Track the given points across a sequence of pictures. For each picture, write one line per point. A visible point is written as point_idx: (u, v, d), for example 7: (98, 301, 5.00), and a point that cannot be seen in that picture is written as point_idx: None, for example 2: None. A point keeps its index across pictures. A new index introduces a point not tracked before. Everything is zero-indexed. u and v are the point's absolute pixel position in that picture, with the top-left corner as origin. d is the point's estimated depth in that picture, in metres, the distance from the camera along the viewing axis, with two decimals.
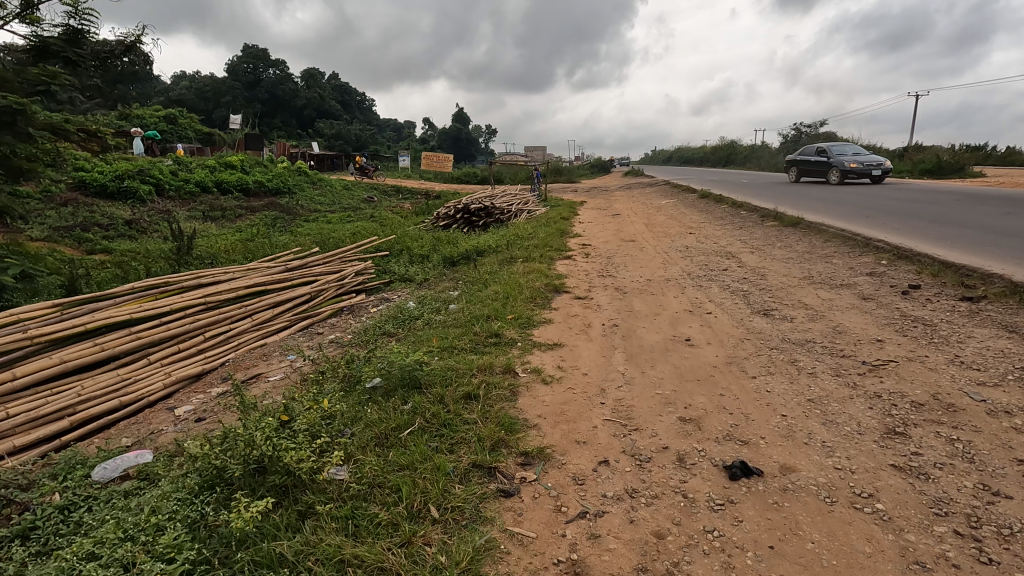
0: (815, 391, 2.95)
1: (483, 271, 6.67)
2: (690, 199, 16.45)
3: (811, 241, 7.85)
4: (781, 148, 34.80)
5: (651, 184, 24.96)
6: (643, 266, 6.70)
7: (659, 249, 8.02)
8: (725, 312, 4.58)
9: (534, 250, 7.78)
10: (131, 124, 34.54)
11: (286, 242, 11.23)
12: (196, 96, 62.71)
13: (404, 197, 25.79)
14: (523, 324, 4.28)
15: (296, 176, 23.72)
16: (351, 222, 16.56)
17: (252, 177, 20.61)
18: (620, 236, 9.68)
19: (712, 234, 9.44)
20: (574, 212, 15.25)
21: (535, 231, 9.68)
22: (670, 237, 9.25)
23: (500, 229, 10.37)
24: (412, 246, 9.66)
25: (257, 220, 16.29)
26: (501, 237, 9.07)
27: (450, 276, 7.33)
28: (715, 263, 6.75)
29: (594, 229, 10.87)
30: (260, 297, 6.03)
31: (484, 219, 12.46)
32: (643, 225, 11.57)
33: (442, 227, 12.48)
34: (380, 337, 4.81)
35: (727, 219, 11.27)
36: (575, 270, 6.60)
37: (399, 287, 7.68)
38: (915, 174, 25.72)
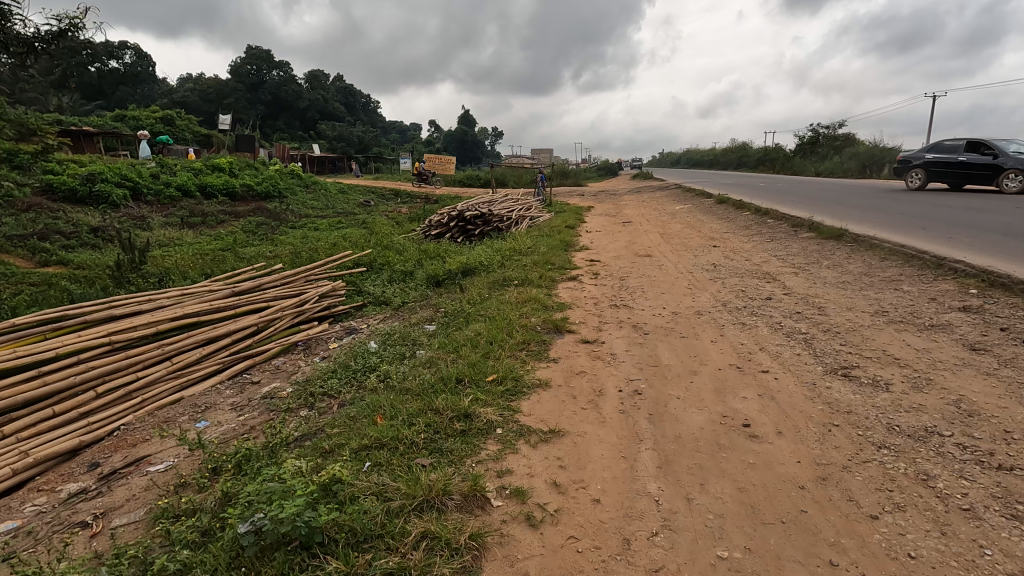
0: (998, 565, 1.70)
1: (469, 298, 5.45)
2: (706, 205, 15.20)
3: (863, 257, 6.58)
4: (797, 150, 33.34)
5: (662, 188, 23.61)
6: (666, 293, 5.46)
7: (680, 267, 6.79)
8: (789, 372, 3.33)
9: (533, 269, 6.58)
10: (126, 126, 33.66)
11: (259, 254, 10.09)
12: (199, 97, 62.10)
13: (402, 201, 24.62)
14: (506, 393, 3.05)
15: (289, 179, 22.63)
16: (341, 229, 15.47)
17: (241, 180, 19.56)
18: (633, 249, 8.42)
19: (741, 247, 8.16)
20: (580, 219, 14.05)
21: (535, 244, 8.44)
22: (691, 251, 8.00)
23: (497, 241, 9.14)
24: (395, 261, 8.46)
25: (240, 226, 15.20)
26: (496, 251, 7.85)
27: (431, 302, 6.11)
28: (754, 288, 5.49)
29: (603, 241, 9.62)
30: (186, 332, 4.80)
31: (480, 229, 11.25)
32: (657, 235, 10.31)
33: (434, 236, 11.36)
34: (318, 401, 3.58)
35: (752, 229, 10.01)
36: (582, 298, 5.37)
37: (371, 313, 6.45)
38: None
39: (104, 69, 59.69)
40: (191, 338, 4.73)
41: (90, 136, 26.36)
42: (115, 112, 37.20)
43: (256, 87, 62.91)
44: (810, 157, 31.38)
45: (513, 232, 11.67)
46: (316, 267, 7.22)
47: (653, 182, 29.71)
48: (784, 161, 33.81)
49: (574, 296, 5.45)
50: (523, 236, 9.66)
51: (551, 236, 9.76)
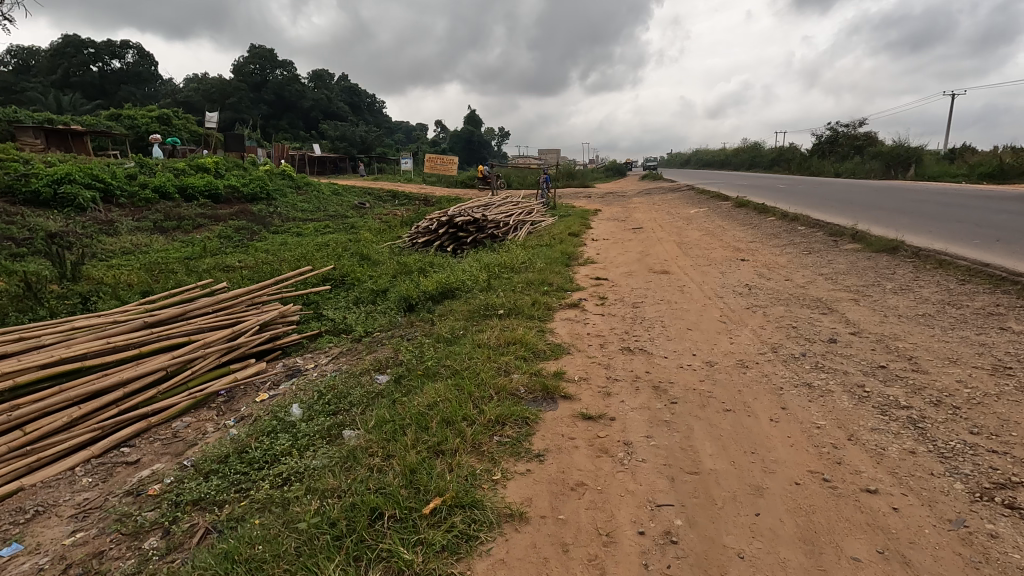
0: None
1: (438, 336, 4.24)
2: (723, 210, 13.93)
3: (934, 277, 5.33)
4: (814, 149, 31.82)
5: (673, 189, 22.25)
6: (693, 329, 4.21)
7: (706, 289, 5.53)
8: (910, 493, 2.08)
9: (525, 292, 5.38)
10: (121, 125, 32.78)
11: (222, 266, 8.94)
12: (201, 97, 61.34)
13: (399, 203, 23.46)
14: (449, 545, 1.84)
15: (280, 180, 21.51)
16: (327, 234, 14.33)
17: (226, 181, 18.48)
18: (646, 263, 7.18)
19: (774, 262, 6.89)
20: (586, 224, 12.82)
21: (532, 257, 7.19)
22: (716, 267, 6.74)
23: (489, 252, 7.91)
24: (368, 278, 7.25)
25: (218, 231, 14.10)
26: (485, 266, 6.62)
27: (396, 336, 4.90)
28: (808, 324, 4.23)
29: (611, 252, 8.35)
30: (58, 386, 3.58)
31: (472, 236, 10.03)
32: (673, 245, 9.03)
33: (421, 244, 10.16)
34: (179, 521, 2.37)
35: (781, 238, 8.76)
36: (584, 337, 4.13)
37: (324, 346, 5.24)
38: (972, 179, 23.11)
39: (106, 69, 59.05)
40: (62, 394, 3.50)
41: (77, 136, 25.35)
42: (111, 111, 36.34)
43: (259, 87, 62.10)
44: (829, 157, 29.88)
45: (510, 240, 10.44)
46: (267, 287, 5.99)
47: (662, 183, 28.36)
48: (800, 161, 32.31)
49: (576, 334, 4.22)
50: (520, 246, 8.42)
51: (551, 246, 8.53)
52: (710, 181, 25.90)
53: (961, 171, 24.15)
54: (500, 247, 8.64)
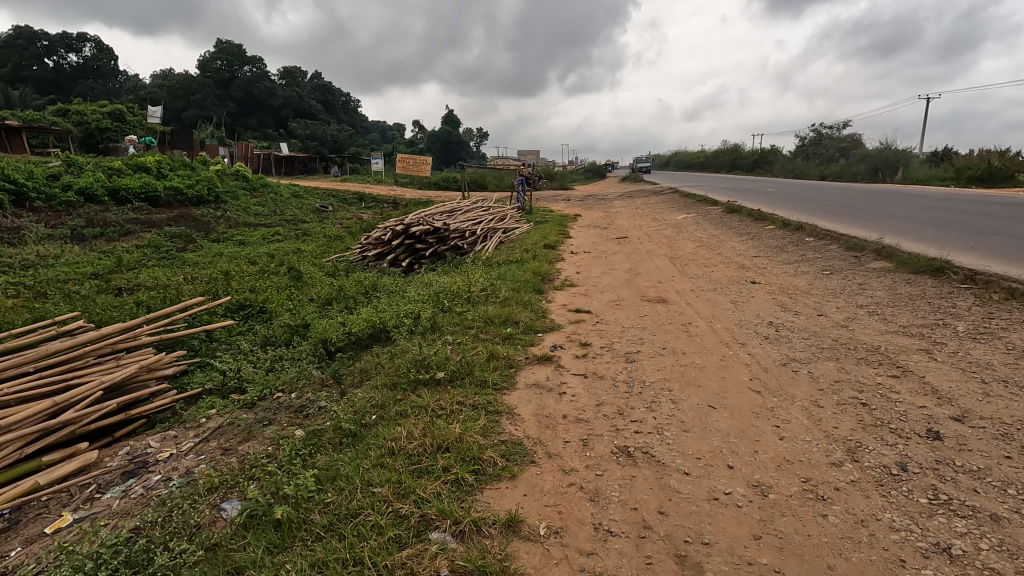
0: None
1: (337, 425, 2.80)
2: (712, 216, 12.78)
3: (1014, 313, 4.12)
4: (797, 152, 30.99)
5: (655, 193, 21.15)
6: (717, 408, 2.86)
7: (720, 330, 4.21)
8: None
9: (481, 338, 4.02)
10: (68, 120, 30.50)
11: (124, 287, 7.40)
12: (165, 93, 58.74)
13: (365, 207, 21.87)
14: None
15: (232, 181, 19.73)
16: (275, 242, 12.81)
17: (168, 182, 16.74)
18: (635, 288, 5.84)
19: (792, 288, 5.62)
20: (563, 233, 11.54)
21: (496, 280, 5.79)
22: (722, 294, 5.44)
23: (445, 273, 6.47)
24: (289, 309, 5.76)
25: (148, 238, 12.45)
26: (434, 292, 5.18)
27: (292, 409, 3.45)
28: (882, 398, 2.92)
29: (592, 271, 7.01)
30: None
31: (430, 249, 8.63)
32: (665, 260, 7.74)
33: (374, 258, 8.75)
34: None
35: (788, 253, 7.58)
36: (558, 426, 2.74)
37: (196, 421, 3.75)
38: (959, 182, 22.51)
39: (61, 62, 55.86)
40: None
41: (10, 132, 23.14)
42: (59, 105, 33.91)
43: (226, 83, 59.73)
44: (812, 160, 29.02)
45: (477, 252, 9.01)
46: (138, 327, 4.47)
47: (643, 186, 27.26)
48: (782, 164, 31.47)
49: (545, 418, 2.83)
50: (484, 265, 7.00)
51: (521, 263, 7.15)
52: (693, 184, 24.84)
53: (948, 175, 23.46)
54: (462, 265, 7.23)
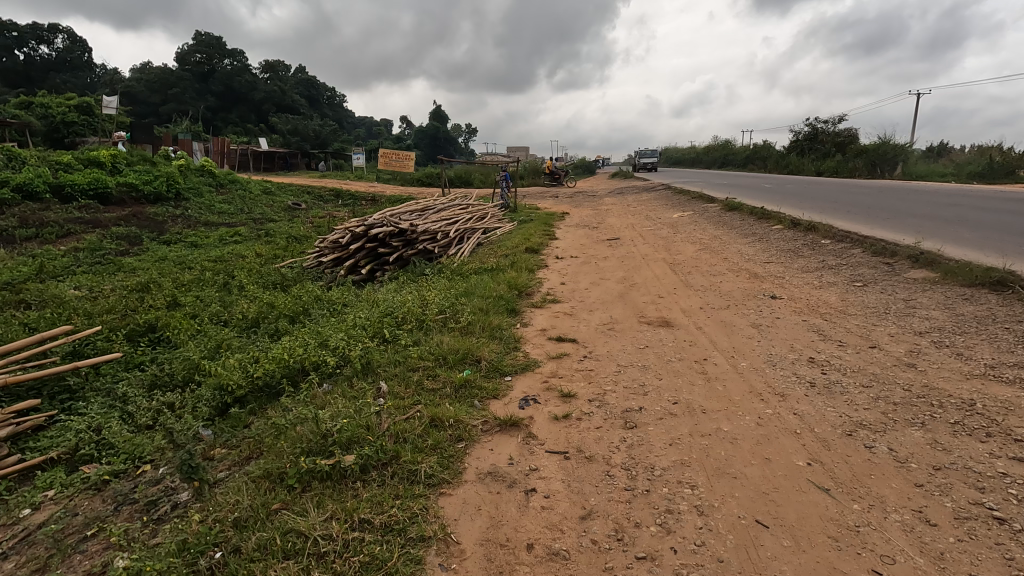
0: None
1: (156, 572, 1.69)
2: (710, 214, 11.81)
3: None
4: (791, 147, 30.08)
5: (646, 190, 20.21)
6: (772, 530, 1.81)
7: (747, 373, 3.16)
8: None
9: (425, 389, 2.95)
10: (30, 113, 28.92)
11: (25, 301, 6.23)
12: (141, 87, 56.88)
13: (341, 205, 20.66)
14: None
15: (196, 177, 18.39)
16: (232, 243, 11.66)
17: (123, 178, 15.46)
18: (631, 306, 4.79)
19: (822, 305, 4.60)
20: (549, 233, 10.50)
21: (461, 297, 4.71)
22: (739, 314, 4.40)
23: (402, 288, 5.38)
24: (204, 335, 4.61)
25: (89, 239, 11.22)
26: (377, 316, 4.09)
27: (139, 507, 2.34)
28: (1020, 505, 1.89)
29: (580, 281, 5.93)
30: None
31: (393, 255, 7.54)
32: (663, 266, 6.72)
33: (330, 264, 7.64)
34: None
35: (805, 258, 6.59)
36: (521, 572, 1.68)
37: (14, 515, 2.58)
38: (960, 177, 21.72)
39: (32, 54, 53.78)
40: None
41: None
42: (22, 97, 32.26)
43: (205, 77, 57.98)
44: (808, 156, 28.11)
45: (449, 258, 7.94)
46: None
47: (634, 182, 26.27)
48: (776, 160, 30.60)
49: (502, 551, 1.78)
50: (450, 276, 5.91)
51: (497, 272, 6.09)
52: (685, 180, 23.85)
53: (948, 171, 22.70)
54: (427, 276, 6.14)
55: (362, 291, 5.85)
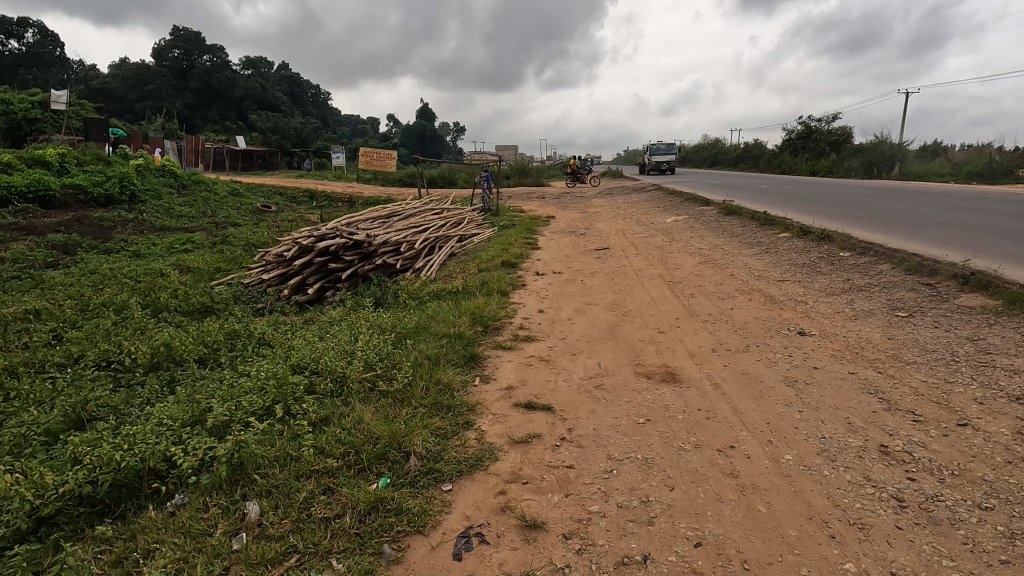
0: None
1: None
2: (706, 219, 10.89)
3: None
4: (784, 146, 29.33)
5: (637, 190, 19.31)
6: None
7: (797, 478, 2.16)
8: None
9: (312, 522, 1.91)
10: None
11: None
12: (117, 83, 55.24)
13: (316, 207, 19.53)
14: None
15: (156, 177, 17.11)
16: (182, 251, 10.56)
17: (70, 178, 14.28)
18: (625, 347, 3.78)
19: (867, 345, 3.63)
20: (531, 240, 9.51)
21: (405, 341, 3.63)
22: (764, 362, 3.41)
23: (338, 326, 4.27)
24: (65, 389, 3.48)
25: (17, 247, 10.07)
26: (284, 374, 3.01)
27: None
28: None
29: (563, 308, 4.90)
30: None
31: (346, 272, 6.46)
32: (660, 284, 5.75)
33: (275, 281, 6.56)
34: None
35: (825, 276, 5.63)
36: None
37: None
38: (958, 178, 20.97)
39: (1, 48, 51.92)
40: None
41: None
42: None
43: (183, 73, 56.32)
44: (801, 155, 27.33)
45: (412, 274, 6.91)
46: None
47: (624, 182, 25.37)
48: (769, 159, 29.81)
49: None
50: (403, 306, 4.82)
51: (461, 298, 5.01)
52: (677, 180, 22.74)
53: (946, 170, 21.97)
54: (377, 304, 5.04)
55: (295, 326, 4.75)
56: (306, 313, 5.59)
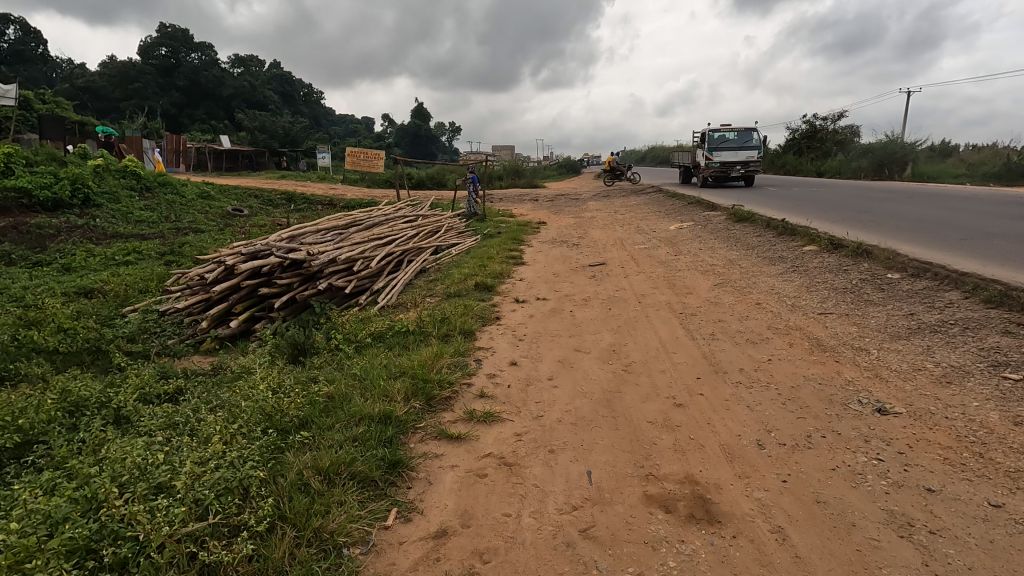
0: None
1: None
2: (713, 227, 9.75)
3: None
4: (788, 146, 28.20)
5: (636, 193, 18.19)
6: None
7: None
8: None
9: None
10: None
11: None
12: (101, 82, 53.87)
13: (293, 210, 18.32)
14: None
15: (114, 179, 15.81)
16: (123, 263, 9.36)
17: (14, 180, 13.03)
18: (629, 435, 2.59)
19: (986, 435, 2.46)
20: (516, 251, 8.34)
21: (293, 436, 2.43)
22: (844, 477, 2.19)
23: (217, 399, 3.05)
24: None
25: None
26: (55, 520, 1.74)
27: None
28: None
29: (545, 357, 3.70)
30: None
31: (279, 300, 5.23)
32: (670, 318, 4.56)
33: (194, 312, 5.29)
34: None
35: (879, 309, 4.45)
36: None
37: None
38: (975, 179, 19.78)
39: None
40: None
41: None
42: None
43: (169, 71, 54.94)
44: (806, 155, 26.20)
45: (365, 301, 5.68)
46: None
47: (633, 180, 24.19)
48: (771, 160, 28.64)
49: None
50: (322, 360, 3.59)
51: (405, 345, 3.78)
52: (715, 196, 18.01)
53: (961, 172, 20.79)
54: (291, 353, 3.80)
55: (176, 390, 3.52)
56: (212, 361, 4.36)
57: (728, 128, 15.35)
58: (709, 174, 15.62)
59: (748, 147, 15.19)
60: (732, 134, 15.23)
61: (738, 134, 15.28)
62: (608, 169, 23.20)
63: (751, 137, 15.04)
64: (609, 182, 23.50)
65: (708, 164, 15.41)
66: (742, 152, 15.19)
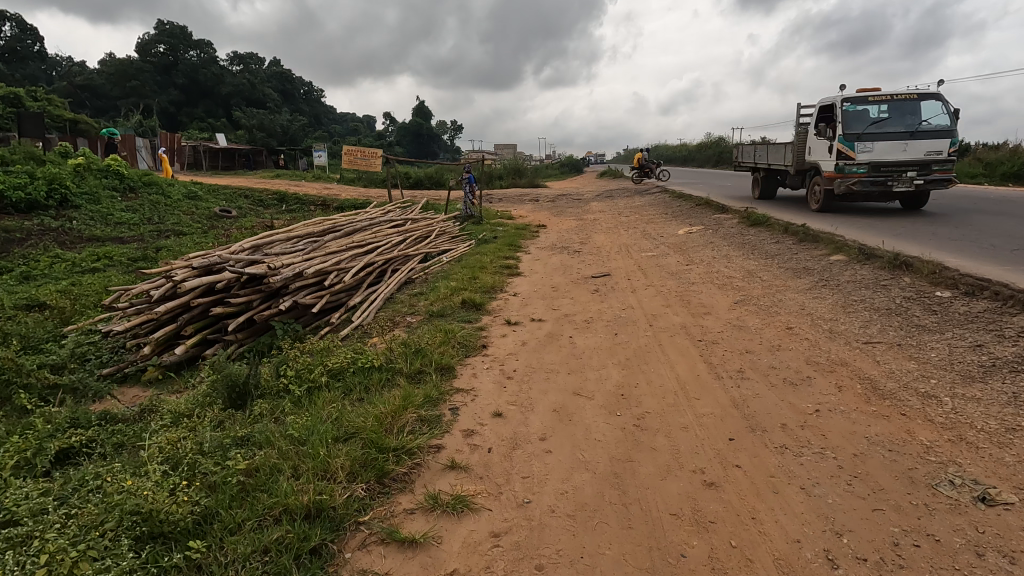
0: None
1: None
2: (725, 231, 9.05)
3: None
4: None
5: (641, 193, 17.50)
6: None
7: None
8: None
9: None
10: None
11: None
12: (98, 80, 53.31)
13: (284, 212, 17.69)
14: None
15: (96, 179, 15.19)
16: (92, 271, 8.73)
17: None
18: (643, 539, 1.90)
19: None
20: (512, 258, 7.66)
21: (177, 551, 1.79)
22: None
23: (109, 470, 2.39)
24: None
25: None
26: None
27: None
28: None
29: (539, 404, 3.01)
30: None
31: (234, 321, 4.55)
32: (687, 348, 3.85)
33: (137, 333, 4.61)
34: None
35: (936, 338, 3.74)
36: None
37: None
38: (994, 179, 18.97)
39: None
40: None
41: None
42: None
43: (167, 69, 54.35)
44: None
45: (335, 325, 5.03)
46: None
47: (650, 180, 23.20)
48: None
49: None
50: (258, 410, 2.94)
51: (363, 391, 3.11)
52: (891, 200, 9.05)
53: (979, 172, 19.97)
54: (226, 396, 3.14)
55: (79, 445, 2.86)
56: (144, 400, 3.72)
57: (876, 96, 8.71)
58: (855, 183, 8.65)
59: (920, 134, 8.46)
60: (884, 111, 8.66)
61: (893, 108, 8.66)
62: (635, 167, 21.51)
63: (920, 119, 8.55)
64: (642, 177, 21.11)
65: (845, 168, 8.71)
66: (914, 143, 8.44)
